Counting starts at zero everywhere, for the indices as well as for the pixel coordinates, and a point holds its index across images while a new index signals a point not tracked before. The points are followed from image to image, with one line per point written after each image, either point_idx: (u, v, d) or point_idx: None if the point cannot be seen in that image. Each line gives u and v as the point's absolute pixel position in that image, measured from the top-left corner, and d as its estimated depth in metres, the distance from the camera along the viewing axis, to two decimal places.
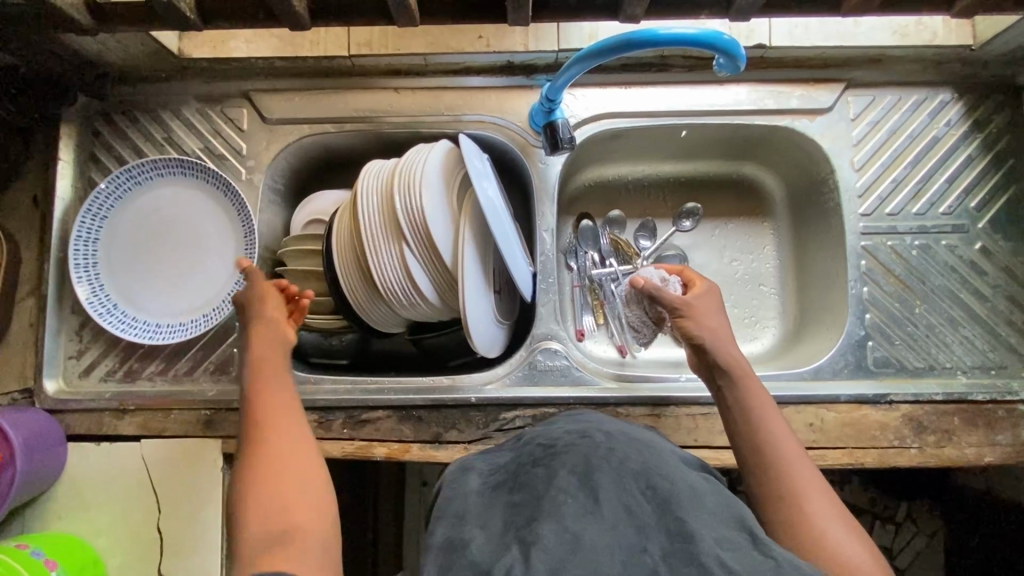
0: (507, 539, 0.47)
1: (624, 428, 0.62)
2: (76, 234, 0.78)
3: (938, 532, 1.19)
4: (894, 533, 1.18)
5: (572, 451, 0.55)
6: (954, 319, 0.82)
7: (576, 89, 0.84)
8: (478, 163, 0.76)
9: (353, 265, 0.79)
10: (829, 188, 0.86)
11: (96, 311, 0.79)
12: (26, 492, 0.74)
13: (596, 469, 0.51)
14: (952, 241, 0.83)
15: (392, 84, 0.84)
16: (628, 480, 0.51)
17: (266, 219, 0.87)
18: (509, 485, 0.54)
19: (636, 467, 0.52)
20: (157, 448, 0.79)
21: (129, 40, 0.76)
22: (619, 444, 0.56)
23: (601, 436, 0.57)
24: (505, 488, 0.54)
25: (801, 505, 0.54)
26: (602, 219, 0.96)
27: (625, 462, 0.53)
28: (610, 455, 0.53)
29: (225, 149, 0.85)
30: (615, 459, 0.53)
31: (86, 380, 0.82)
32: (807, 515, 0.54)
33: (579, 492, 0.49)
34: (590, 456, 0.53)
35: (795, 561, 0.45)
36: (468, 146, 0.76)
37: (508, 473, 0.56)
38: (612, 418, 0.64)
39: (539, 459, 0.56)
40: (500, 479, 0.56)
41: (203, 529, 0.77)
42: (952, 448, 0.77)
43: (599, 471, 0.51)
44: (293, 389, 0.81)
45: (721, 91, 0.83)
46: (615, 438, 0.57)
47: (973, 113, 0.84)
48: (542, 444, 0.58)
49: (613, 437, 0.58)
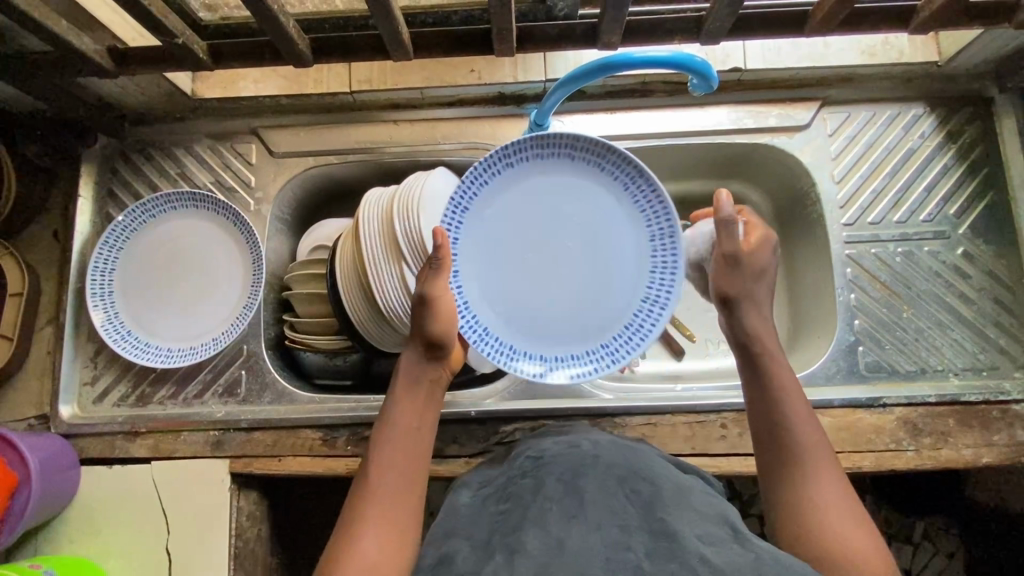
0: (491, 546, 0.50)
1: (612, 437, 0.65)
2: (93, 264, 0.83)
3: (957, 551, 1.17)
4: (912, 553, 1.16)
5: (559, 459, 0.58)
6: (943, 323, 0.83)
7: (565, 116, 0.88)
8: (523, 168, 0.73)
9: (355, 287, 0.82)
10: (812, 201, 0.89)
11: (111, 336, 0.83)
12: (41, 513, 0.76)
13: (582, 474, 0.55)
14: (934, 247, 0.85)
15: (391, 117, 0.89)
16: (613, 484, 0.53)
17: (273, 247, 0.91)
18: (497, 496, 0.58)
19: (621, 472, 0.55)
20: (167, 469, 0.81)
21: (146, 83, 0.82)
22: (606, 451, 0.59)
23: (587, 445, 0.61)
24: (493, 499, 0.58)
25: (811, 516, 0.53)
26: None
27: (611, 467, 0.56)
28: (597, 461, 0.57)
29: (235, 182, 0.90)
30: (602, 466, 0.56)
31: (100, 406, 0.85)
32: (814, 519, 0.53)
33: (564, 498, 0.52)
34: (577, 464, 0.57)
35: (774, 553, 0.46)
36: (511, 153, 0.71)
37: (497, 486, 0.61)
38: (598, 432, 0.68)
39: (528, 471, 0.59)
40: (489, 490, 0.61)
41: (210, 549, 0.79)
42: (949, 449, 0.78)
43: (585, 478, 0.54)
44: (299, 408, 0.83)
45: (702, 113, 0.88)
46: (602, 447, 0.60)
47: (946, 125, 0.87)
48: (531, 456, 0.62)
49: (600, 445, 0.61)
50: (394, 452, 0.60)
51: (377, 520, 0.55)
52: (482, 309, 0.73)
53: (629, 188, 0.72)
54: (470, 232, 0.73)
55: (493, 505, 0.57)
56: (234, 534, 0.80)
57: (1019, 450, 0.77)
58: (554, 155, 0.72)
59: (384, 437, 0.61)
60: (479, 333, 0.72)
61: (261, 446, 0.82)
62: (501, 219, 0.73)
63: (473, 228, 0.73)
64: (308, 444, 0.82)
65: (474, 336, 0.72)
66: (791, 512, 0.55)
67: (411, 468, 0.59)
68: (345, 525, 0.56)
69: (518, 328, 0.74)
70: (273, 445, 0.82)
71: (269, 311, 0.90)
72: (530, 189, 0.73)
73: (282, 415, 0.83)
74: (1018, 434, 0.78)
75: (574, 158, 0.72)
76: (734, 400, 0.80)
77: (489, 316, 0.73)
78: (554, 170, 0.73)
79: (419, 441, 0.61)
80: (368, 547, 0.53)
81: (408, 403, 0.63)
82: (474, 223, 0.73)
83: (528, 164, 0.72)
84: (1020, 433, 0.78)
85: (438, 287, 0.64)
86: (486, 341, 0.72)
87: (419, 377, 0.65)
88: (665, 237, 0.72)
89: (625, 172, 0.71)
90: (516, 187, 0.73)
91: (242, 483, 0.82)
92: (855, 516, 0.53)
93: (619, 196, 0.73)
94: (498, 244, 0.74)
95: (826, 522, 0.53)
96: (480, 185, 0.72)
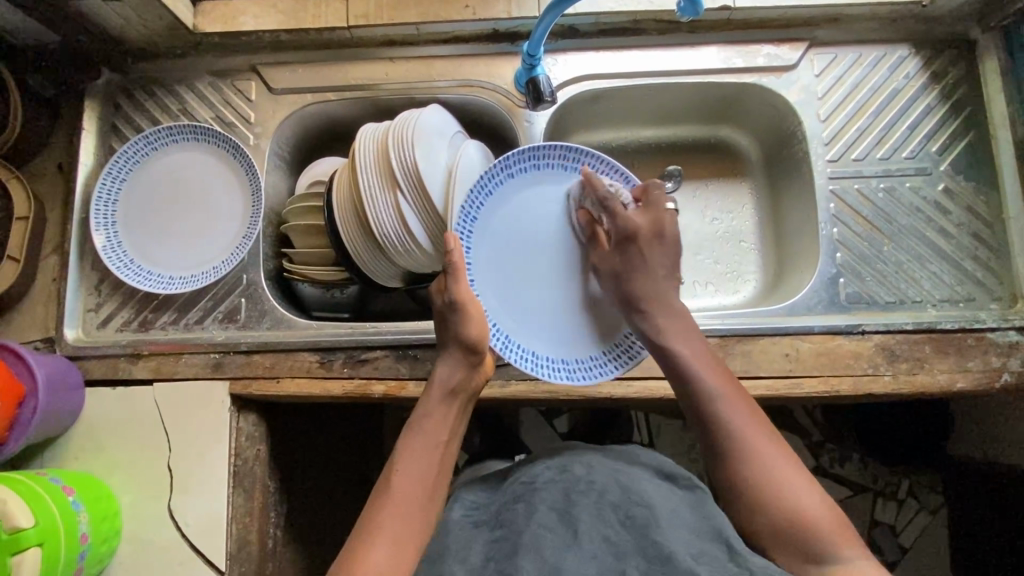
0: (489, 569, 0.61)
1: (603, 457, 0.73)
2: (97, 195, 0.86)
3: (941, 507, 1.20)
4: (897, 509, 1.20)
5: (551, 487, 0.67)
6: (922, 257, 0.86)
7: (558, 55, 0.90)
8: (523, 170, 0.80)
9: (351, 215, 0.84)
10: (798, 140, 0.91)
11: (114, 264, 0.85)
12: (47, 427, 0.78)
13: (574, 504, 0.64)
14: (916, 183, 0.87)
15: (388, 55, 0.92)
16: (607, 511, 0.63)
17: (272, 181, 0.94)
18: (492, 522, 0.68)
19: (614, 499, 0.65)
20: (168, 390, 0.84)
21: (148, 15, 0.83)
22: (598, 476, 0.68)
23: (579, 470, 0.69)
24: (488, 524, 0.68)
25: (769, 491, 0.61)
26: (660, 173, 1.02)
27: (604, 495, 0.65)
28: (589, 488, 0.66)
29: (235, 117, 0.92)
30: (593, 493, 0.65)
31: (104, 331, 0.88)
32: (773, 485, 0.61)
33: (557, 527, 0.62)
34: (568, 491, 0.66)
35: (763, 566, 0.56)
36: (517, 157, 0.79)
37: (494, 510, 0.70)
38: (594, 453, 0.74)
39: (520, 495, 0.68)
40: (483, 518, 0.70)
41: (211, 465, 0.82)
42: (924, 374, 0.80)
43: (579, 504, 0.64)
44: (297, 332, 0.86)
45: (693, 53, 0.90)
46: (594, 470, 0.69)
47: (930, 66, 0.89)
48: (523, 481, 0.70)
49: (592, 468, 0.70)
50: (416, 470, 0.65)
51: (388, 532, 0.60)
52: (500, 314, 0.78)
53: (611, 191, 0.82)
54: (480, 239, 0.79)
55: (489, 531, 0.67)
56: (233, 453, 0.82)
57: (993, 376, 0.79)
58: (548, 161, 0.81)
59: (408, 452, 0.66)
60: (503, 341, 0.77)
61: (260, 368, 0.84)
62: (516, 225, 0.80)
63: (482, 238, 0.79)
64: (305, 366, 0.84)
65: (499, 344, 0.77)
66: (749, 488, 0.61)
67: (432, 484, 0.65)
68: (359, 535, 0.60)
69: (532, 330, 0.79)
70: (272, 367, 0.84)
71: (267, 244, 0.92)
72: (533, 194, 0.81)
73: (280, 339, 0.85)
74: (992, 360, 0.80)
75: (564, 163, 0.81)
76: (718, 326, 0.82)
77: (508, 323, 0.79)
78: (549, 175, 0.81)
79: (444, 459, 0.67)
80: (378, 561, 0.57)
81: (437, 418, 0.69)
82: (484, 227, 0.79)
83: (540, 172, 0.81)
84: (994, 359, 0.80)
85: (460, 289, 0.71)
86: (511, 348, 0.77)
87: (453, 393, 0.70)
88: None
89: (612, 177, 0.81)
90: (516, 193, 0.80)
91: (242, 406, 0.85)
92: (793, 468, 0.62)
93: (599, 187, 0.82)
94: (510, 248, 0.80)
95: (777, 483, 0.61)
96: (485, 195, 0.78)
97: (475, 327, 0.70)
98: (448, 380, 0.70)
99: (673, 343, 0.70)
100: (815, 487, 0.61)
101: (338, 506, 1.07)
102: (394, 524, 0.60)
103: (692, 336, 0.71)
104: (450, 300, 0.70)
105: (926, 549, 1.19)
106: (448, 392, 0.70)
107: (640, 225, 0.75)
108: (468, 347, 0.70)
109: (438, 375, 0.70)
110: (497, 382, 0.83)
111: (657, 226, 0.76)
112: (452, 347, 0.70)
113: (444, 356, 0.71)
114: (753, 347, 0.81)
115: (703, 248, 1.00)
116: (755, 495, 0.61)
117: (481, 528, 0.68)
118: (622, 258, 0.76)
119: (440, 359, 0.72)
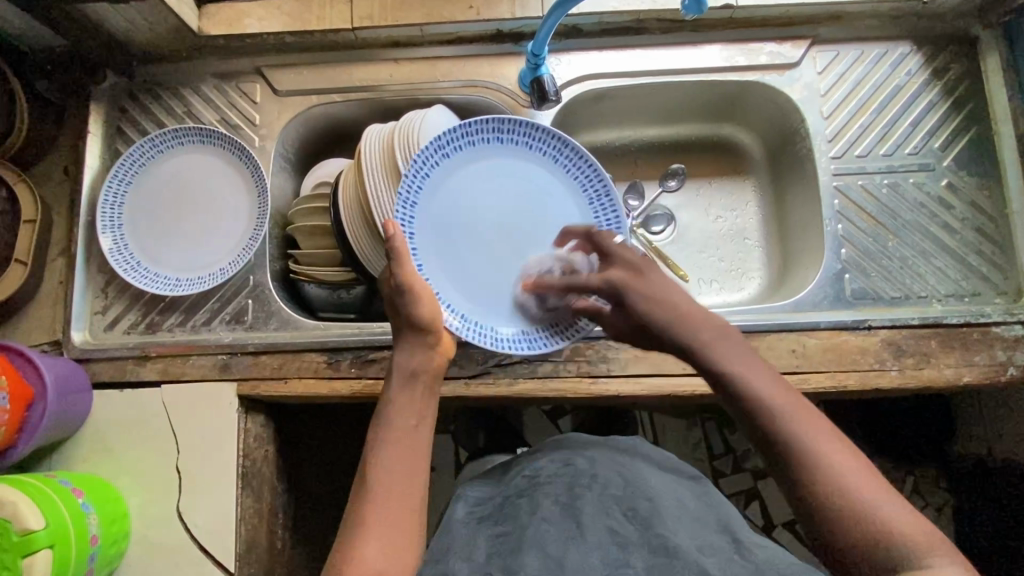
0: (492, 562, 0.61)
1: (604, 446, 0.76)
2: (103, 197, 0.86)
3: (947, 503, 1.20)
4: None
5: (556, 480, 0.68)
6: (927, 252, 0.86)
7: (562, 55, 0.91)
8: (456, 146, 0.79)
9: (357, 215, 0.84)
10: (802, 137, 0.92)
11: (121, 266, 0.86)
12: (56, 430, 0.78)
13: (579, 496, 0.65)
14: (919, 178, 0.88)
15: (392, 57, 0.92)
16: (610, 504, 0.65)
17: (278, 182, 0.94)
18: (496, 516, 0.68)
19: (616, 492, 0.66)
20: (176, 391, 0.84)
21: (154, 18, 0.84)
22: (600, 470, 0.69)
23: (582, 462, 0.71)
24: (491, 518, 0.68)
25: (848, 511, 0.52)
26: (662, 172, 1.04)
27: (607, 488, 0.67)
28: (593, 482, 0.67)
29: (240, 119, 0.92)
30: (598, 485, 0.67)
31: (111, 333, 0.88)
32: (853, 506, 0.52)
33: (563, 519, 0.63)
34: (572, 485, 0.67)
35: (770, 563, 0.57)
36: (448, 135, 0.78)
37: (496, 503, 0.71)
38: (598, 440, 0.78)
39: (524, 489, 0.69)
40: (486, 512, 0.70)
41: (219, 465, 0.82)
42: (931, 369, 0.80)
43: (584, 496, 0.65)
44: (305, 333, 0.86)
45: (697, 52, 0.90)
46: (597, 464, 0.71)
47: (932, 63, 0.90)
48: (528, 475, 0.71)
49: (596, 462, 0.72)
50: (395, 459, 0.63)
51: (381, 526, 0.59)
52: (461, 299, 0.78)
53: (558, 159, 0.82)
54: (424, 224, 0.78)
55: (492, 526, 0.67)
56: (241, 454, 0.82)
57: (999, 370, 0.80)
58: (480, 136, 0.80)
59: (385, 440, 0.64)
60: (473, 328, 0.77)
61: (268, 369, 0.84)
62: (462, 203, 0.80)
63: (427, 220, 0.78)
64: (313, 366, 0.84)
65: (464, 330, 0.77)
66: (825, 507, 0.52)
67: (414, 467, 0.63)
68: (349, 532, 0.59)
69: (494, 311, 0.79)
70: (279, 367, 0.84)
71: (273, 245, 0.93)
72: (475, 171, 0.80)
73: (287, 340, 0.85)
74: (998, 354, 0.80)
75: (497, 139, 0.80)
76: None
77: (471, 308, 0.79)
78: (484, 153, 0.80)
79: (421, 441, 0.65)
80: (372, 556, 0.57)
81: (404, 403, 0.67)
82: (428, 213, 0.78)
83: (477, 146, 0.80)
84: (1000, 354, 0.80)
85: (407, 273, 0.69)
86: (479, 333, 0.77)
87: (414, 375, 0.68)
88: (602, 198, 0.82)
89: (552, 145, 0.81)
90: (462, 171, 0.80)
91: (250, 406, 0.85)
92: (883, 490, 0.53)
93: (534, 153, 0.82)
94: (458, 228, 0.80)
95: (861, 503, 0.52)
96: (422, 177, 0.78)
97: (428, 308, 0.69)
98: (407, 365, 0.69)
99: (715, 348, 0.64)
100: (888, 491, 0.53)
101: (345, 507, 1.07)
102: (383, 517, 0.59)
103: (747, 357, 0.63)
104: (395, 285, 0.69)
105: None
106: (409, 376, 0.68)
107: (618, 278, 0.71)
108: (423, 330, 0.70)
109: (397, 360, 0.69)
110: (505, 380, 0.83)
111: (629, 264, 0.73)
112: (408, 332, 0.70)
113: (401, 343, 0.70)
114: (759, 344, 0.81)
115: (707, 246, 1.00)
116: (828, 515, 0.52)
117: (484, 523, 0.68)
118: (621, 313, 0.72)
119: (399, 346, 0.71)
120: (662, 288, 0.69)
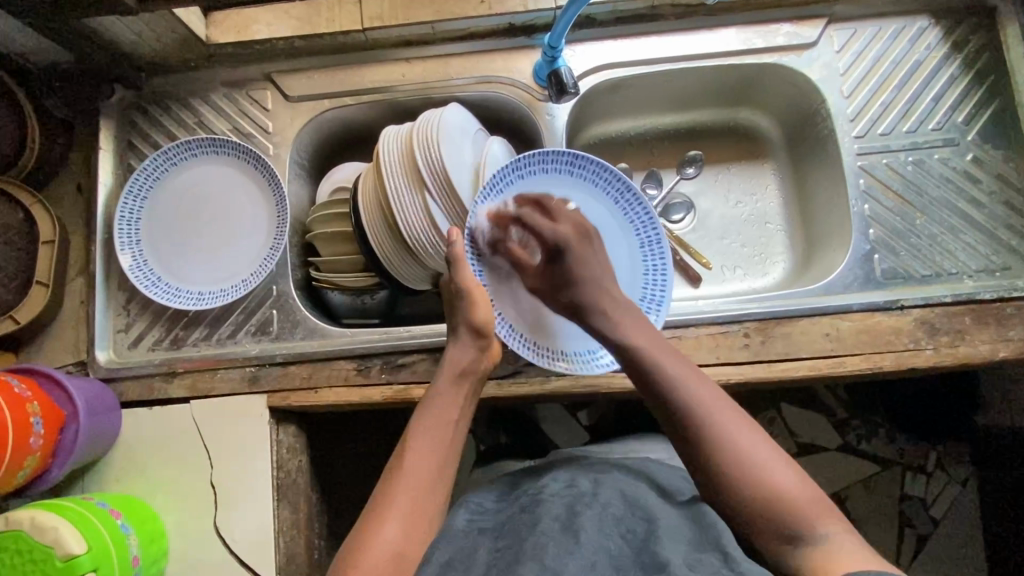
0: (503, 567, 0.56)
1: (612, 472, 0.72)
2: (120, 214, 0.85)
3: (971, 477, 1.19)
4: (927, 483, 1.19)
5: (557, 498, 0.65)
6: (955, 228, 0.85)
7: (576, 45, 0.89)
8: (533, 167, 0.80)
9: (380, 219, 0.82)
10: (822, 118, 0.91)
11: (142, 282, 0.84)
12: (88, 451, 0.77)
13: (578, 514, 0.61)
14: (944, 154, 0.87)
15: (404, 55, 0.91)
16: (610, 523, 0.61)
17: (294, 190, 0.93)
18: (495, 531, 0.64)
19: (617, 512, 0.63)
20: (206, 406, 0.83)
21: (162, 29, 0.82)
22: (604, 490, 0.66)
23: (585, 484, 0.67)
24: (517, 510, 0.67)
25: (747, 470, 0.60)
26: (681, 160, 1.02)
27: (608, 507, 0.63)
28: (594, 501, 0.63)
29: (253, 127, 0.91)
30: (599, 503, 0.63)
31: (135, 351, 0.87)
32: (748, 466, 0.60)
33: (561, 534, 0.58)
34: (572, 504, 0.63)
35: None
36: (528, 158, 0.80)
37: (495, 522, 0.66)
38: (614, 471, 0.72)
39: (526, 505, 0.66)
40: (488, 524, 0.66)
41: (253, 478, 0.81)
42: (966, 346, 0.79)
43: (583, 514, 0.61)
44: (332, 341, 0.85)
45: (711, 36, 0.89)
46: (600, 485, 0.67)
47: (952, 36, 0.89)
48: (530, 493, 0.69)
49: (599, 484, 0.68)
50: (427, 448, 0.65)
51: (403, 509, 0.60)
52: (505, 308, 0.81)
53: (619, 202, 0.83)
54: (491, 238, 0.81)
55: (493, 540, 0.63)
56: (275, 466, 0.82)
57: None
58: (533, 175, 0.81)
59: (423, 430, 0.66)
60: (507, 330, 0.80)
61: (297, 379, 0.83)
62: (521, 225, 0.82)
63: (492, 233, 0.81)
64: (342, 374, 0.83)
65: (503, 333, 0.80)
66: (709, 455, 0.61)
67: (443, 461, 0.65)
68: (372, 509, 0.61)
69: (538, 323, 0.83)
70: (309, 377, 0.84)
71: (294, 254, 0.92)
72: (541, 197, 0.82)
73: (315, 349, 0.84)
74: None
75: (549, 171, 0.81)
76: (756, 309, 0.82)
77: (516, 316, 0.82)
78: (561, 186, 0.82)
79: (455, 438, 0.67)
80: (391, 535, 0.58)
81: (448, 399, 0.69)
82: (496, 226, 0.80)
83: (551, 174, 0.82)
84: None
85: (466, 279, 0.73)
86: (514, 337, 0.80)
87: (464, 374, 0.71)
88: (653, 244, 0.83)
89: (618, 188, 0.83)
90: (533, 196, 0.82)
91: (280, 417, 0.84)
92: (767, 450, 0.61)
93: (604, 201, 0.83)
94: None
95: (747, 456, 0.60)
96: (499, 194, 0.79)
97: (484, 311, 0.73)
98: (458, 362, 0.72)
99: (626, 333, 0.71)
100: (768, 442, 0.62)
101: None
102: (408, 497, 0.61)
103: (643, 324, 0.72)
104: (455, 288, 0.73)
105: (959, 521, 1.18)
106: (458, 374, 0.71)
107: (568, 237, 0.78)
108: (478, 331, 0.73)
109: (450, 355, 0.73)
110: (537, 378, 0.82)
111: (579, 227, 0.79)
112: (462, 331, 0.73)
113: (455, 340, 0.74)
114: (792, 329, 0.81)
115: (729, 232, 0.99)
116: (734, 480, 0.60)
117: (485, 535, 0.64)
118: (559, 269, 0.77)
119: (452, 342, 0.74)
120: (596, 258, 0.77)
